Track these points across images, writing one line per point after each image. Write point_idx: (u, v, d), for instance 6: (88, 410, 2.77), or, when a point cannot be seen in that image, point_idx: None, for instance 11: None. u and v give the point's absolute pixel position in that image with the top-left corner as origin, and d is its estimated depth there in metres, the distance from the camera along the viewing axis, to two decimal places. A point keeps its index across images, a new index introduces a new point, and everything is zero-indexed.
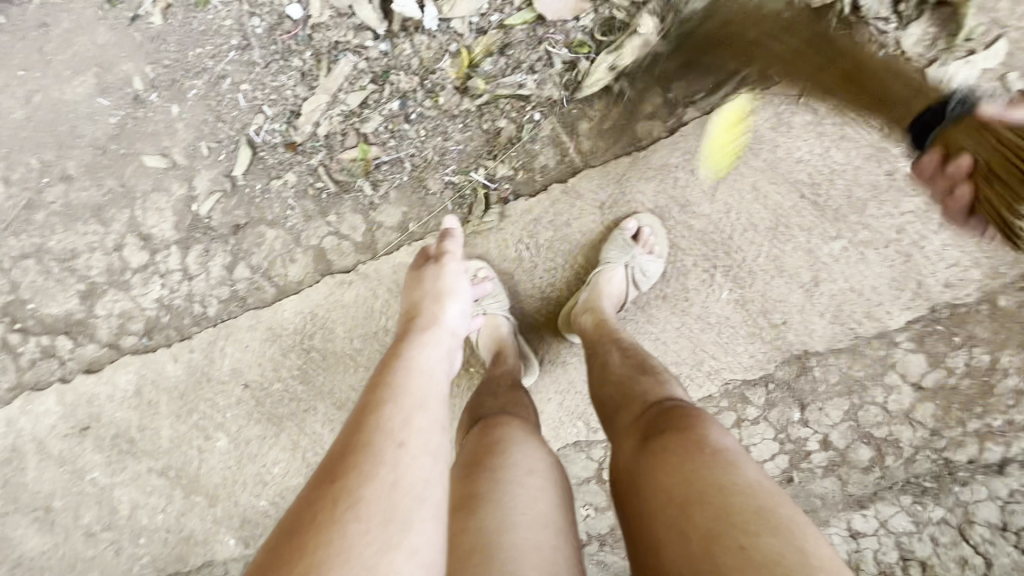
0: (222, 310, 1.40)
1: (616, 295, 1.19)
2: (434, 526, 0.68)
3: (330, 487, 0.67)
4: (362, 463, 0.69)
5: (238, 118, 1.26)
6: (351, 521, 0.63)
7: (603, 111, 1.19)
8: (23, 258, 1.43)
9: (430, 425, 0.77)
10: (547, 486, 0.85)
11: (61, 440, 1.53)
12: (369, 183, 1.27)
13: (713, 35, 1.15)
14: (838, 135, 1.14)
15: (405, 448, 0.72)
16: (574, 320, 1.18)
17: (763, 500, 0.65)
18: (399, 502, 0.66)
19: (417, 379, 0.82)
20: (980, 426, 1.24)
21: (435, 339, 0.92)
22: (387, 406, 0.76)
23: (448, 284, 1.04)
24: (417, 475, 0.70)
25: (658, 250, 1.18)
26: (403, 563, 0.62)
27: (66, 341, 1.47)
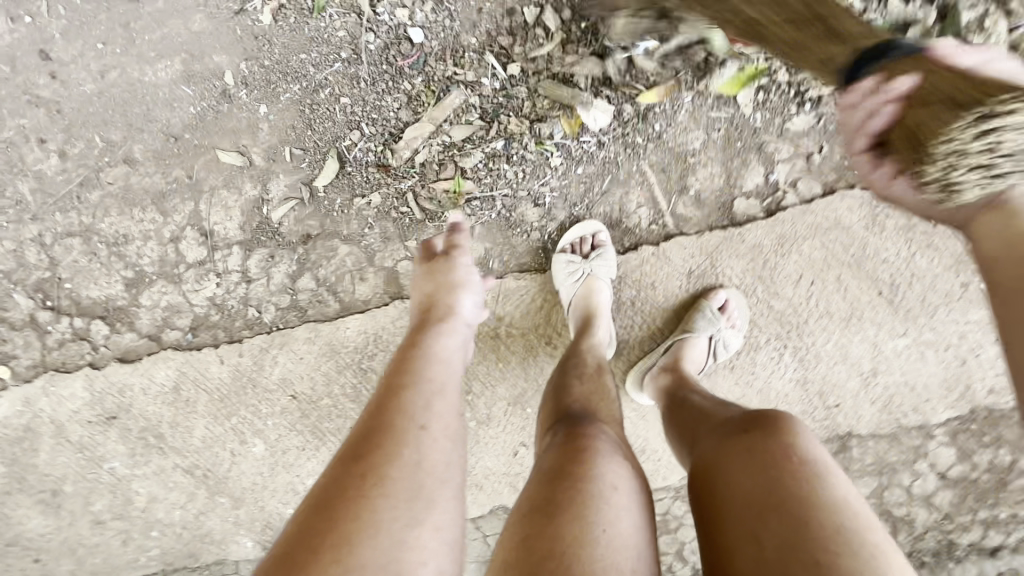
0: (279, 318, 1.36)
1: (696, 360, 1.21)
2: (453, 505, 0.73)
3: (358, 462, 0.71)
4: (388, 444, 0.74)
5: (331, 129, 1.22)
6: (379, 497, 0.68)
7: (703, 181, 1.20)
8: (68, 235, 1.33)
9: (446, 410, 0.82)
10: (631, 500, 0.77)
11: (82, 425, 1.46)
12: (456, 216, 1.25)
13: (824, 129, 1.17)
14: (925, 243, 1.18)
15: (426, 431, 0.77)
16: (652, 377, 1.21)
17: (847, 520, 0.65)
18: (423, 481, 0.72)
19: (438, 366, 0.88)
20: (988, 515, 1.35)
21: (452, 329, 0.98)
22: (411, 389, 0.82)
23: (467, 276, 1.08)
24: (438, 458, 0.75)
25: (740, 325, 1.23)
26: (427, 539, 0.68)
27: (102, 327, 1.39)
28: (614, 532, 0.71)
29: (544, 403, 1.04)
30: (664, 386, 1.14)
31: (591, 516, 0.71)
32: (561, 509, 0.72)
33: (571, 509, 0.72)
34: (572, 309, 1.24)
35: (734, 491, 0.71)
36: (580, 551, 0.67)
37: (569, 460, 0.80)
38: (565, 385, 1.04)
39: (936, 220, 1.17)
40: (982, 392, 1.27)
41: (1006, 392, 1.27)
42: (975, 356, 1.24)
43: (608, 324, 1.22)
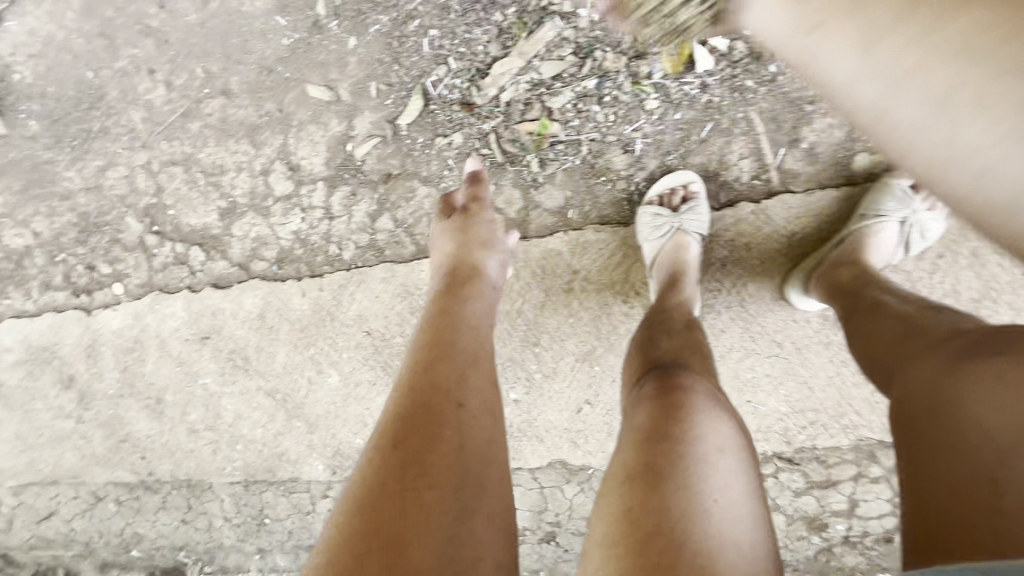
0: (357, 256, 1.39)
1: (886, 251, 1.06)
2: (501, 485, 0.74)
3: (396, 451, 0.73)
4: (428, 427, 0.75)
5: (417, 64, 1.18)
6: (426, 488, 0.69)
7: (819, 133, 1.08)
8: (171, 164, 1.42)
9: (480, 384, 0.83)
10: (740, 467, 0.75)
11: (181, 342, 1.60)
12: (538, 161, 1.20)
13: None
14: None
15: (463, 408, 0.79)
16: (824, 270, 1.05)
17: None
18: (473, 464, 0.73)
19: (466, 339, 0.90)
20: None
21: (480, 293, 1.02)
22: (440, 366, 0.83)
23: (496, 235, 1.12)
24: (480, 435, 0.77)
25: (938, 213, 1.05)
26: (485, 524, 0.69)
27: (199, 253, 1.49)
28: (723, 506, 0.69)
29: (630, 355, 1.00)
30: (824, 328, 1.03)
31: (699, 486, 0.70)
32: (665, 476, 0.71)
33: (679, 478, 0.70)
34: (653, 267, 1.16)
35: (962, 418, 0.62)
36: (690, 524, 0.66)
37: (665, 420, 0.77)
38: (654, 338, 0.98)
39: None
40: None
41: None
42: None
43: (695, 285, 1.13)
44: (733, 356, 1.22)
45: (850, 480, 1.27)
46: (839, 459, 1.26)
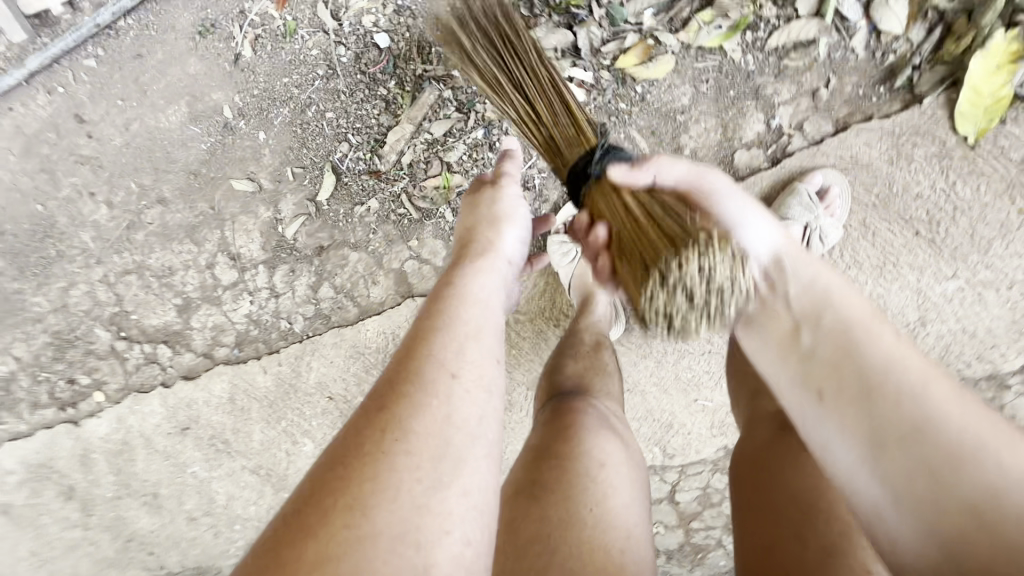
0: (308, 327, 1.46)
1: None
2: (482, 466, 0.73)
3: (380, 417, 0.71)
4: (415, 396, 0.73)
5: (322, 145, 1.28)
6: (402, 453, 0.69)
7: (698, 139, 1.12)
8: (126, 273, 1.52)
9: (479, 358, 0.80)
10: (624, 478, 0.82)
11: (164, 436, 1.67)
12: (451, 211, 1.28)
13: (829, 61, 1.05)
14: (966, 170, 1.03)
15: (458, 381, 0.77)
16: None
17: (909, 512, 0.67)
18: (451, 438, 0.72)
19: (470, 308, 0.85)
20: None
21: (489, 267, 0.93)
22: (439, 337, 0.79)
23: (506, 210, 1.00)
24: (466, 413, 0.75)
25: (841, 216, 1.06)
26: (455, 502, 0.69)
27: (166, 350, 1.57)
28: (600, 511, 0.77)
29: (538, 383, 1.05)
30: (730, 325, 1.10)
31: (577, 496, 0.77)
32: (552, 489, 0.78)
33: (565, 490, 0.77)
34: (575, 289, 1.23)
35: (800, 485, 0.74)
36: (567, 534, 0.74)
37: (555, 439, 0.85)
38: (561, 364, 1.05)
39: (975, 142, 1.01)
40: None
41: None
42: None
43: (613, 305, 1.19)
44: (670, 358, 1.26)
45: None
46: None
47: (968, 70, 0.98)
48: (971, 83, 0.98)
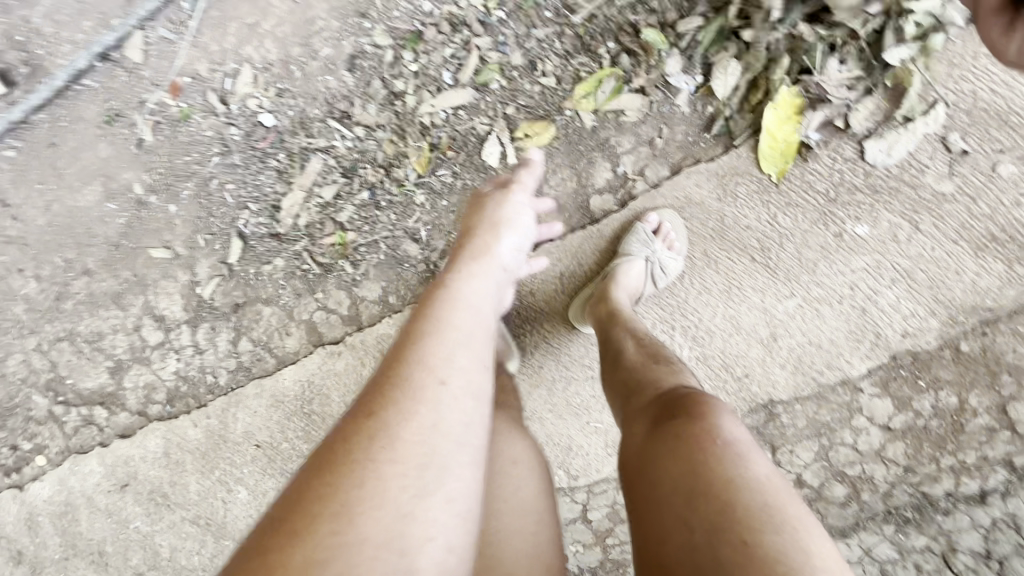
0: (232, 379, 1.55)
1: (633, 287, 1.18)
2: (467, 477, 0.72)
3: (368, 420, 0.70)
4: (403, 399, 0.72)
5: (227, 213, 1.39)
6: (387, 459, 0.67)
7: (557, 188, 1.25)
8: (58, 341, 1.60)
9: (469, 364, 0.79)
10: (531, 470, 0.99)
11: (106, 494, 1.73)
12: (350, 264, 1.39)
13: (659, 113, 1.18)
14: (783, 203, 1.16)
15: (447, 387, 0.75)
16: (590, 306, 1.18)
17: (769, 498, 0.63)
18: (440, 445, 0.70)
19: (458, 312, 0.84)
20: (953, 462, 1.23)
21: (485, 271, 0.93)
22: (428, 340, 0.78)
23: (501, 214, 1.04)
24: (456, 419, 0.74)
25: (680, 250, 1.20)
26: (439, 511, 0.67)
27: (101, 411, 1.65)
28: (524, 537, 0.90)
29: None
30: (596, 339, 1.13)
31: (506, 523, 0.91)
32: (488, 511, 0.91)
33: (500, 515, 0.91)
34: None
35: (665, 477, 0.67)
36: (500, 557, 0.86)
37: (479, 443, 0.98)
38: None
39: (777, 180, 1.15)
40: (895, 336, 1.19)
41: (924, 332, 1.18)
42: (875, 302, 1.19)
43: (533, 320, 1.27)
44: (560, 386, 1.36)
45: None
46: None
47: (764, 118, 1.12)
48: (767, 129, 1.12)
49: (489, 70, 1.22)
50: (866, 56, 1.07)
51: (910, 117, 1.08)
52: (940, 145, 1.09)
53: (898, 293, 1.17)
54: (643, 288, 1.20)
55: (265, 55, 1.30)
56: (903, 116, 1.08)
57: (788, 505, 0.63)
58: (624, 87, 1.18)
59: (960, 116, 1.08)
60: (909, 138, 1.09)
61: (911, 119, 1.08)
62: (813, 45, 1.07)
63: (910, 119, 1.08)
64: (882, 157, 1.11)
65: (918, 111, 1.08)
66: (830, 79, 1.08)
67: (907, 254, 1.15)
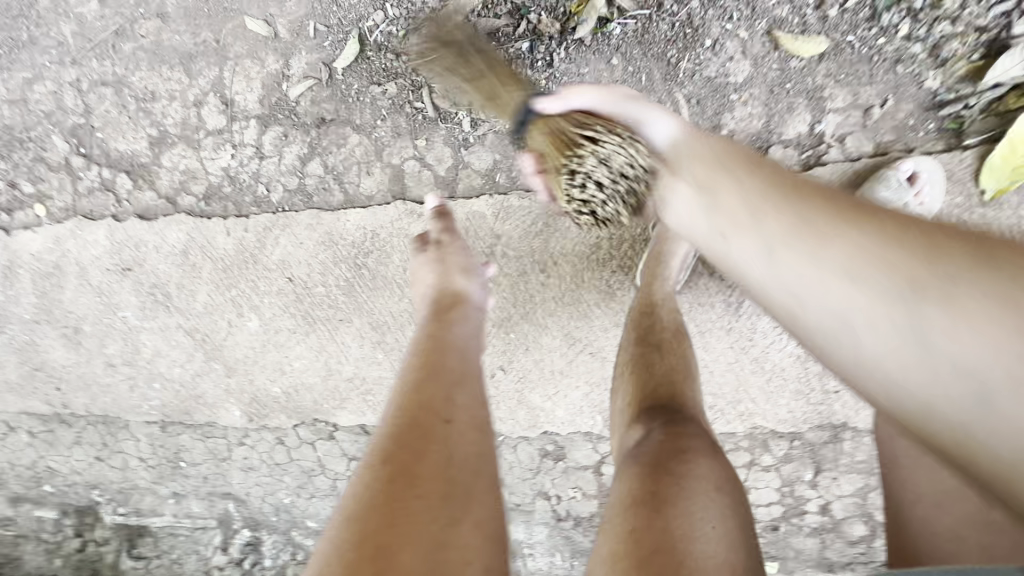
0: (286, 200, 1.37)
1: None
2: (490, 502, 0.76)
3: (394, 470, 0.73)
4: (418, 443, 0.77)
5: (354, 9, 1.21)
6: (417, 499, 0.70)
7: (739, 122, 1.09)
8: (101, 84, 1.38)
9: (469, 402, 0.86)
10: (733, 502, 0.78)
11: (101, 272, 1.55)
12: (470, 120, 1.22)
13: (892, 79, 1.02)
14: (979, 230, 1.02)
15: (451, 424, 0.81)
16: None
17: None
18: (458, 477, 0.75)
19: (453, 355, 0.94)
20: None
21: (466, 316, 1.05)
22: (430, 386, 0.85)
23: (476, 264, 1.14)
24: (467, 450, 0.79)
25: (932, 204, 1.00)
26: (471, 533, 0.71)
27: (125, 181, 1.45)
28: (710, 526, 0.73)
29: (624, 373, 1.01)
30: None
31: (694, 511, 0.74)
32: (667, 502, 0.75)
33: (679, 506, 0.74)
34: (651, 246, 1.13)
35: None
36: (688, 548, 0.69)
37: (671, 452, 0.82)
38: (649, 357, 0.99)
39: (986, 199, 1.00)
40: None
41: None
42: None
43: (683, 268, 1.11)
44: None
45: (744, 467, 1.33)
46: (735, 445, 1.32)
47: (1015, 124, 0.95)
48: (1012, 138, 0.95)
49: None
50: None
51: None
52: None
53: None
54: None
55: None
56: None
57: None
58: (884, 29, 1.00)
59: None
60: None
61: None
62: None
63: None
64: None
65: None
66: None
67: None
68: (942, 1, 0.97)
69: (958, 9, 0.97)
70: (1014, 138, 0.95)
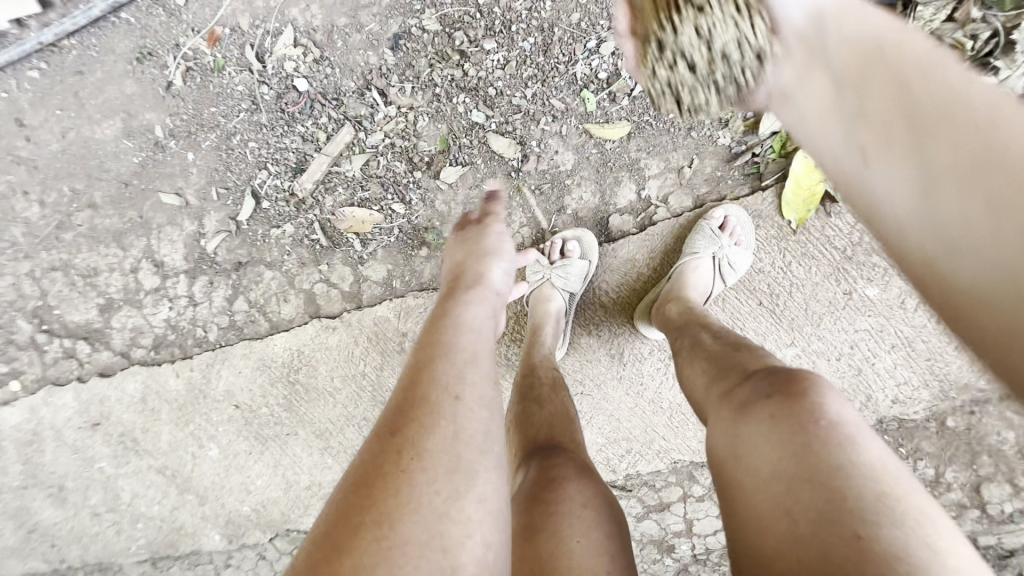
0: (221, 337, 1.54)
1: (703, 286, 1.16)
2: (495, 477, 0.71)
3: (394, 439, 0.69)
4: (423, 419, 0.71)
5: (244, 170, 1.38)
6: (417, 472, 0.66)
7: (579, 201, 1.25)
8: (52, 270, 1.58)
9: (479, 380, 0.79)
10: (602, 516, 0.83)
11: (75, 430, 1.70)
12: (360, 241, 1.38)
13: (692, 143, 1.17)
14: (800, 252, 1.16)
15: (460, 403, 0.74)
16: (658, 307, 1.16)
17: (880, 483, 0.61)
18: (462, 453, 0.69)
19: (466, 335, 0.85)
20: None
21: (481, 297, 0.95)
22: (437, 362, 0.78)
23: (501, 245, 1.05)
24: (474, 428, 0.72)
25: (747, 241, 1.15)
26: (472, 509, 0.66)
27: (85, 346, 1.63)
28: (577, 541, 0.77)
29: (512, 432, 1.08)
30: (669, 323, 1.10)
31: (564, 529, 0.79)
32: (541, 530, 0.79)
33: (551, 526, 0.79)
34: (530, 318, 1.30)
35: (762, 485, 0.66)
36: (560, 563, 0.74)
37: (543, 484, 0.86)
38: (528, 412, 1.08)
39: (795, 228, 1.16)
40: (885, 402, 1.21)
41: (914, 403, 1.21)
42: (871, 365, 1.20)
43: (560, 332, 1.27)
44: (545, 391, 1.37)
45: (678, 501, 1.40)
46: (664, 482, 1.38)
47: (792, 166, 1.13)
48: (794, 177, 1.13)
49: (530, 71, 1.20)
50: None
51: None
52: None
53: (895, 359, 1.19)
54: (713, 287, 1.17)
55: (308, 21, 1.28)
56: None
57: (909, 492, 0.61)
58: (672, 106, 1.16)
59: None
60: None
61: None
62: None
63: None
64: None
65: None
66: None
67: (911, 323, 1.17)
68: None
69: None
70: (796, 175, 1.12)
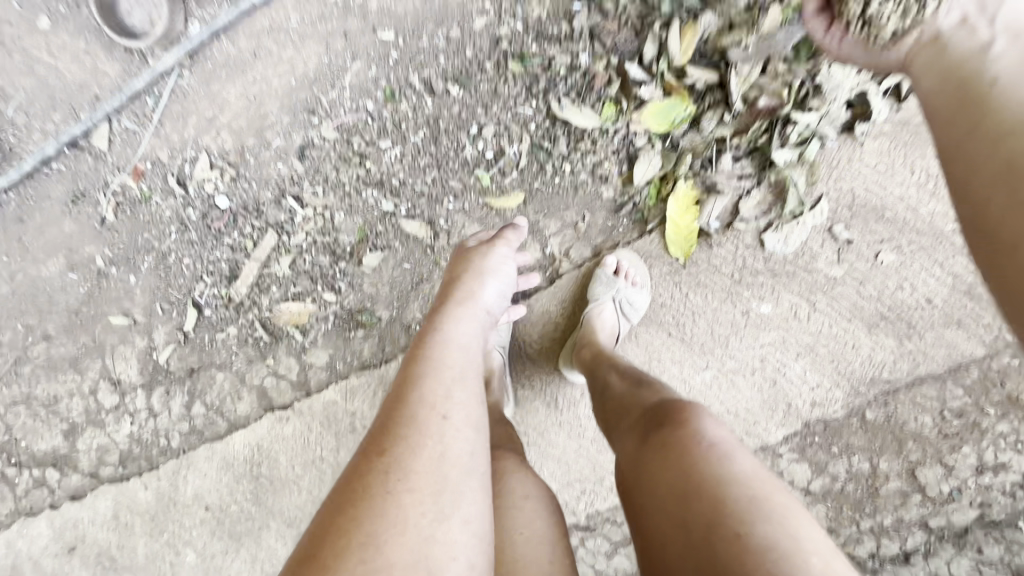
0: (184, 442, 1.59)
1: (610, 328, 1.25)
2: (478, 497, 0.78)
3: (380, 458, 0.76)
4: (409, 438, 0.78)
5: (184, 284, 1.48)
6: (403, 492, 0.72)
7: None
8: (15, 404, 1.64)
9: (467, 400, 0.86)
10: (542, 511, 0.94)
11: (53, 557, 1.71)
12: (300, 332, 1.46)
13: (580, 200, 1.29)
14: (693, 283, 1.27)
15: (447, 422, 0.81)
16: (575, 352, 1.23)
17: (755, 491, 0.67)
18: (448, 474, 0.76)
19: (452, 354, 0.92)
20: (873, 525, 1.30)
21: (467, 316, 1.01)
22: (425, 382, 0.85)
23: (488, 265, 1.13)
24: (461, 449, 0.80)
25: (642, 281, 1.26)
26: (456, 530, 0.73)
27: (54, 473, 1.67)
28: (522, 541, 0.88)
29: None
30: (585, 364, 1.17)
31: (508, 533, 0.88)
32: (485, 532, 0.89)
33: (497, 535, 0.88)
34: None
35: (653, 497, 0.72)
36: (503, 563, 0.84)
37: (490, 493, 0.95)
38: None
39: (683, 261, 1.28)
40: (805, 406, 1.28)
41: (831, 402, 1.28)
42: (783, 375, 1.28)
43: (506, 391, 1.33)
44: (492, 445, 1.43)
45: None
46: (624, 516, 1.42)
47: (668, 209, 1.25)
48: (672, 219, 1.25)
49: (425, 160, 1.33)
50: (756, 154, 1.23)
51: (799, 212, 1.23)
52: (828, 236, 1.24)
53: (802, 365, 1.27)
54: (619, 327, 1.26)
55: (222, 144, 1.41)
56: (793, 210, 1.23)
57: (773, 492, 0.67)
58: (555, 172, 1.29)
59: (843, 211, 1.24)
60: (801, 230, 1.24)
61: (800, 213, 1.23)
62: (710, 134, 1.22)
63: (799, 215, 1.23)
64: (777, 242, 1.24)
65: (805, 206, 1.23)
66: (725, 170, 1.23)
67: (808, 330, 1.26)
68: (580, 141, 1.27)
69: (593, 144, 1.27)
70: (673, 217, 1.25)
